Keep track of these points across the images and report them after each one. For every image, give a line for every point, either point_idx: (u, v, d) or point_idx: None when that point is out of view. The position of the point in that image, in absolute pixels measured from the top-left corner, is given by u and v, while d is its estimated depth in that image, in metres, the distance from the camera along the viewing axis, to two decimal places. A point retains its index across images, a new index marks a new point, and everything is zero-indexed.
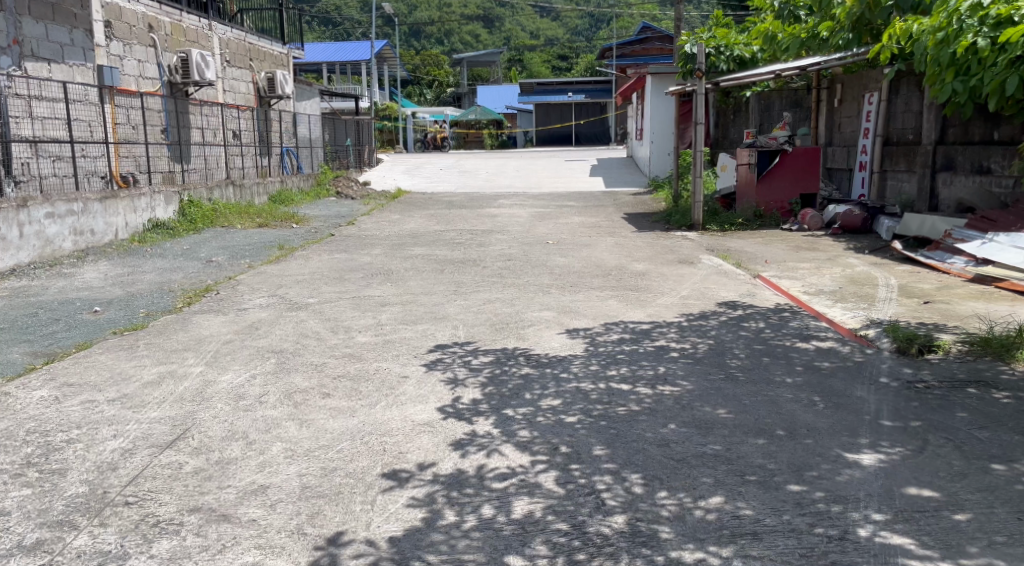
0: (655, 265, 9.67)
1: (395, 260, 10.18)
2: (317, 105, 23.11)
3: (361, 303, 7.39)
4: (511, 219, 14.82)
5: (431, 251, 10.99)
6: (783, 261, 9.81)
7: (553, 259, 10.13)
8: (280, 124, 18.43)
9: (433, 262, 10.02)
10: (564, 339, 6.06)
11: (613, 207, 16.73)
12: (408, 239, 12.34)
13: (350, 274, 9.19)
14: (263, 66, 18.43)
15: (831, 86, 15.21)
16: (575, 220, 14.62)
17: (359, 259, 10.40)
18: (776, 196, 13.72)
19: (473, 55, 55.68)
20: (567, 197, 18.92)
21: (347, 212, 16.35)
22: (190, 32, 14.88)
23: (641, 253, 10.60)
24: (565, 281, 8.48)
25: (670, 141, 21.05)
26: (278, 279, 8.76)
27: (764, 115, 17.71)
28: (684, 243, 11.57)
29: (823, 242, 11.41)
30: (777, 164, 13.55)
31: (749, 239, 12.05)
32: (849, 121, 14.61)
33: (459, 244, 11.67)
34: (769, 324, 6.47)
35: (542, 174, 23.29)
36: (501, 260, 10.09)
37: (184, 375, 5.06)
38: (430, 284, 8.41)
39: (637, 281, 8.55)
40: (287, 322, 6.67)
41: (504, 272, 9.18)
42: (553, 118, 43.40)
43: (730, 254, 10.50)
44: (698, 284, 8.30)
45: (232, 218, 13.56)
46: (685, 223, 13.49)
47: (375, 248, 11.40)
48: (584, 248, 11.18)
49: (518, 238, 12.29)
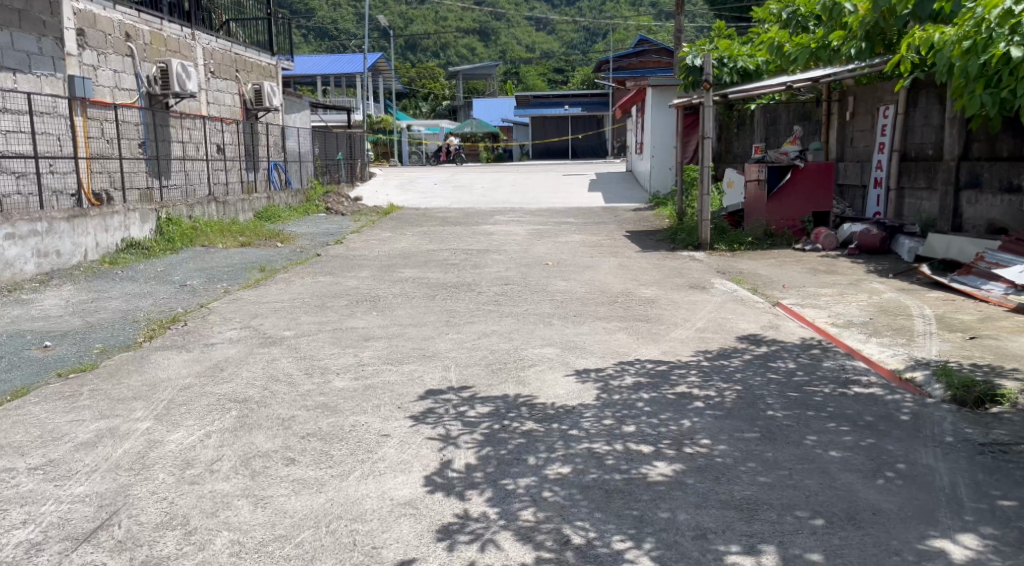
0: (665, 290, 8.95)
1: (384, 285, 9.44)
2: (307, 117, 22.37)
3: (343, 337, 6.66)
4: (507, 237, 14.09)
5: (423, 274, 10.27)
6: (803, 286, 9.10)
7: (554, 283, 9.40)
8: (267, 137, 17.72)
9: (425, 287, 9.27)
10: (572, 383, 5.33)
11: (614, 224, 16.02)
12: (399, 260, 11.62)
13: (334, 301, 8.46)
14: (250, 77, 17.70)
15: (842, 98, 14.53)
16: (576, 238, 13.89)
17: (346, 283, 9.67)
18: (787, 213, 12.98)
19: (468, 68, 55.12)
20: (566, 214, 18.21)
21: (336, 230, 15.65)
22: (171, 42, 14.16)
23: (647, 276, 9.88)
24: (568, 310, 7.76)
25: (671, 155, 20.39)
26: (254, 308, 8.02)
27: (770, 129, 17.04)
28: (693, 265, 10.86)
29: (842, 265, 10.72)
30: (789, 181, 12.84)
31: (762, 260, 11.33)
32: (862, 135, 13.93)
33: (453, 265, 10.94)
34: (802, 365, 5.77)
35: (540, 189, 22.59)
36: (498, 285, 9.36)
37: (126, 433, 4.30)
38: (420, 314, 7.69)
39: (646, 310, 7.82)
40: (257, 361, 5.92)
41: (501, 299, 8.45)
42: (550, 132, 42.86)
43: (744, 278, 9.78)
44: (714, 314, 7.58)
45: (213, 236, 12.84)
46: (691, 242, 12.77)
47: (363, 270, 10.67)
48: (586, 271, 10.45)
49: (515, 259, 11.56)
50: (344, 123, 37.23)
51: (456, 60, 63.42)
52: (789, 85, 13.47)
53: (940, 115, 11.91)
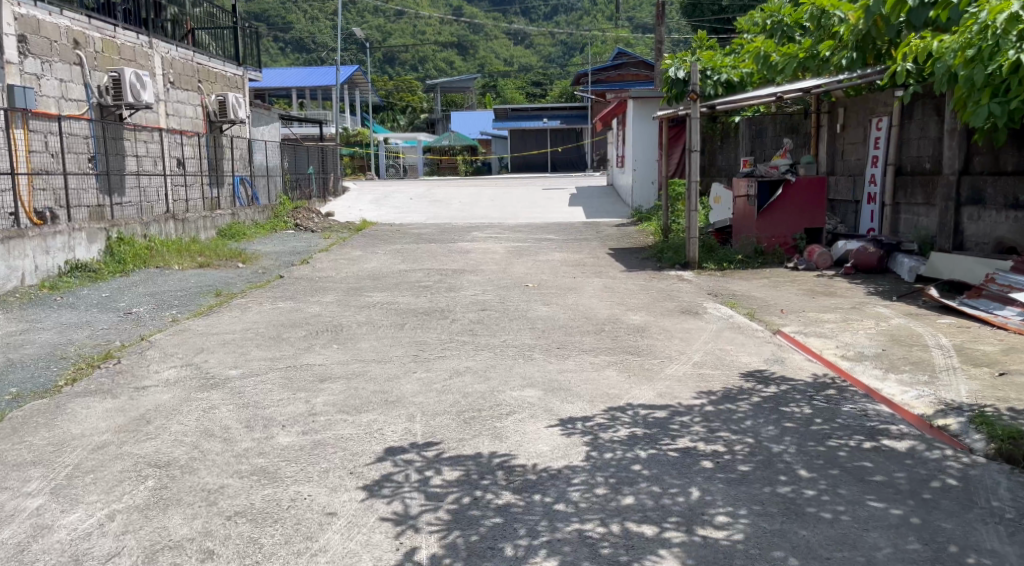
0: (656, 315, 8.26)
1: (349, 311, 8.68)
2: (276, 130, 21.52)
3: (295, 378, 5.89)
4: (485, 255, 13.36)
5: (393, 298, 9.54)
6: (803, 310, 8.44)
7: (534, 308, 8.67)
8: (231, 150, 17.09)
9: (394, 313, 8.53)
10: (557, 434, 4.60)
11: (597, 240, 15.32)
12: (369, 282, 10.87)
13: (291, 331, 7.67)
14: (214, 88, 16.90)
15: (832, 109, 13.84)
16: (556, 257, 13.18)
17: (309, 309, 8.93)
18: (779, 230, 12.27)
19: (445, 81, 54.47)
20: (546, 230, 17.49)
21: (303, 248, 14.86)
22: (126, 50, 13.37)
23: (635, 299, 9.19)
24: (550, 341, 7.05)
25: (653, 169, 19.73)
26: (201, 340, 7.21)
27: (756, 142, 16.42)
28: (682, 286, 10.17)
29: (839, 286, 10.09)
30: (780, 196, 12.16)
31: (754, 281, 10.68)
32: (852, 147, 13.23)
33: (426, 288, 10.20)
34: (818, 409, 5.09)
35: (518, 203, 21.86)
36: (474, 310, 8.64)
37: (10, 517, 3.66)
38: (386, 346, 6.92)
39: (637, 340, 7.12)
40: (194, 409, 5.15)
41: (477, 327, 7.72)
42: (529, 146, 41.91)
43: (738, 301, 9.10)
44: (711, 344, 6.89)
45: (170, 256, 12.06)
46: (678, 261, 12.06)
47: (329, 294, 9.93)
48: (568, 293, 9.73)
49: (492, 280, 10.82)
50: (318, 135, 36.39)
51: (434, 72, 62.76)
52: (779, 94, 12.77)
53: (938, 127, 11.24)
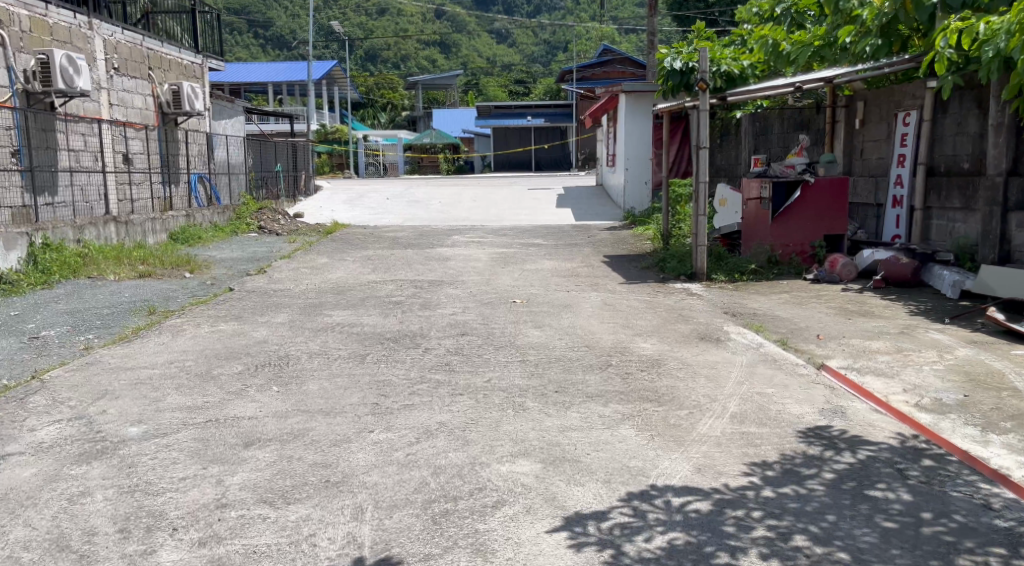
0: (671, 342, 6.88)
1: (301, 337, 7.24)
2: (242, 125, 20.02)
3: (208, 443, 4.46)
4: (466, 263, 11.96)
5: (357, 318, 8.12)
6: (844, 335, 7.08)
7: (524, 332, 7.28)
8: (187, 145, 15.65)
9: (356, 339, 7.09)
10: (565, 547, 3.37)
11: (589, 246, 13.93)
12: (330, 296, 9.44)
13: (226, 363, 6.29)
14: (168, 77, 15.47)
15: (851, 103, 12.32)
16: (546, 265, 11.83)
17: (253, 333, 7.49)
18: (796, 237, 10.83)
19: (427, 78, 52.94)
20: (532, 233, 16.13)
21: (263, 254, 13.43)
22: (59, 30, 12.04)
23: (641, 319, 7.85)
24: (547, 381, 5.67)
25: (647, 168, 18.40)
26: (109, 379, 5.84)
27: (760, 139, 15.06)
28: (694, 303, 8.81)
29: (874, 301, 8.78)
30: (798, 199, 10.73)
31: (774, 295, 9.36)
32: (874, 146, 11.73)
33: (396, 305, 8.79)
34: (921, 498, 3.72)
35: (503, 204, 20.46)
36: (452, 334, 7.23)
37: None
38: (339, 388, 5.54)
39: (654, 377, 5.75)
40: (57, 496, 3.79)
41: (454, 359, 6.31)
42: (511, 143, 40.65)
43: (763, 323, 7.72)
44: (746, 385, 5.54)
45: (105, 266, 10.84)
46: (684, 271, 10.66)
47: (282, 312, 8.49)
48: (563, 311, 8.37)
49: (472, 293, 9.47)
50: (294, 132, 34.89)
51: (416, 69, 61.15)
52: (797, 84, 11.23)
53: (979, 122, 9.81)
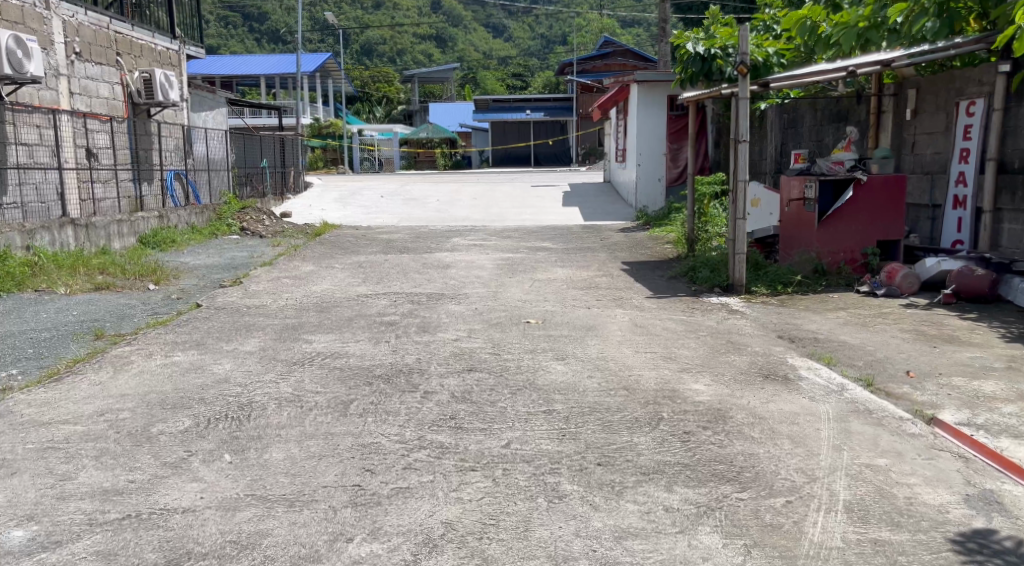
0: (728, 382, 5.56)
1: (270, 374, 5.91)
2: (224, 117, 18.63)
3: (113, 561, 3.30)
4: (469, 272, 10.62)
5: (342, 346, 6.78)
6: (940, 369, 5.78)
7: (545, 366, 5.97)
8: (159, 138, 14.44)
9: (337, 379, 5.76)
10: None
11: (605, 251, 12.58)
12: (312, 315, 8.10)
13: (170, 415, 4.96)
14: (139, 64, 14.37)
15: (900, 91, 10.85)
16: (560, 273, 10.51)
17: (215, 367, 6.16)
18: (845, 243, 9.44)
19: (423, 71, 51.45)
20: (538, 234, 14.80)
21: (242, 261, 12.10)
22: (9, 11, 10.95)
23: (684, 346, 6.55)
24: (584, 445, 4.35)
25: (660, 164, 17.00)
26: (11, 441, 4.53)
27: (789, 133, 13.71)
28: (741, 325, 7.49)
29: (952, 320, 7.50)
30: (849, 200, 9.33)
31: (829, 313, 8.08)
32: (928, 138, 10.27)
33: (389, 327, 7.46)
34: None
35: (505, 202, 19.07)
36: (457, 370, 5.89)
37: None
38: (308, 456, 4.24)
39: (722, 438, 4.43)
40: None
41: (460, 410, 4.97)
42: (510, 137, 39.36)
43: (831, 353, 6.37)
44: (846, 453, 4.21)
45: (56, 276, 9.59)
46: (719, 282, 9.29)
47: (253, 337, 7.15)
48: (588, 335, 7.06)
49: (478, 311, 8.14)
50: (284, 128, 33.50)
51: (412, 63, 59.59)
52: (848, 68, 9.76)
53: None
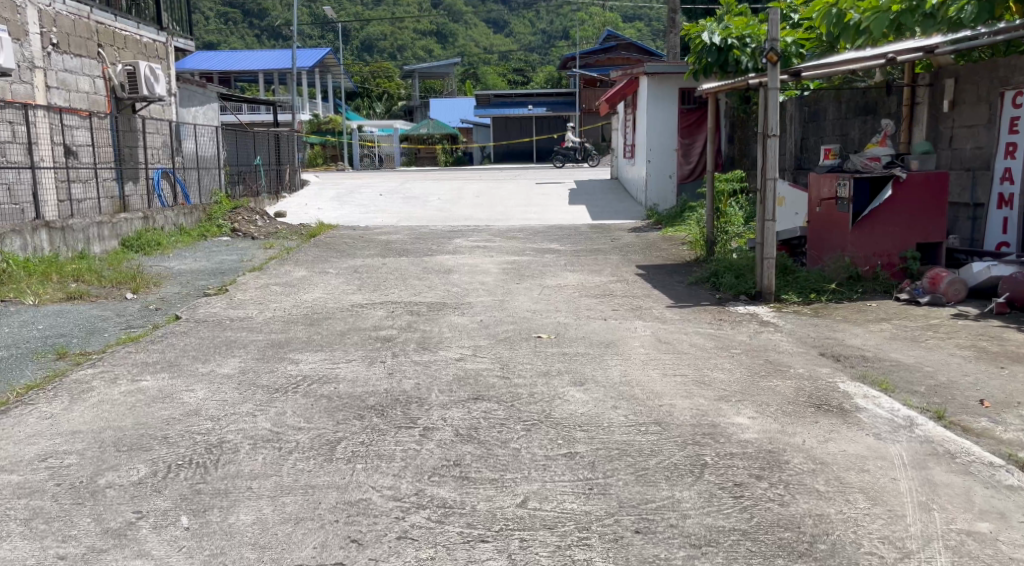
0: (774, 414, 4.81)
1: (248, 406, 5.17)
2: (216, 113, 17.88)
3: None
4: (473, 277, 9.88)
5: (332, 368, 6.03)
6: (1017, 397, 5.04)
7: (563, 395, 5.22)
8: (146, 135, 13.68)
9: (324, 411, 5.02)
10: None
11: (618, 253, 11.82)
12: (301, 330, 7.35)
13: (123, 459, 4.24)
14: (123, 56, 13.65)
15: (936, 80, 10.00)
16: (570, 279, 9.76)
17: (186, 395, 5.43)
18: (881, 246, 8.66)
19: (423, 67, 50.64)
20: (544, 235, 14.05)
21: (230, 266, 11.36)
22: None
23: (718, 368, 5.80)
24: (616, 504, 3.64)
25: (672, 160, 16.22)
26: None
27: (810, 126, 12.92)
28: (777, 340, 6.74)
29: (1009, 332, 6.76)
30: (886, 199, 8.57)
31: (870, 323, 7.34)
32: (969, 132, 9.46)
33: (385, 344, 6.72)
34: None
35: (510, 201, 18.30)
36: (462, 400, 5.14)
37: None
38: (280, 522, 3.54)
39: (781, 492, 3.70)
40: None
41: (467, 453, 4.23)
42: (512, 133, 38.60)
43: (885, 374, 5.62)
44: (938, 515, 3.51)
45: (25, 285, 8.85)
46: (744, 289, 8.53)
47: (234, 357, 6.41)
48: (608, 353, 6.30)
49: (483, 324, 7.40)
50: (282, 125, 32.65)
51: (412, 59, 58.79)
52: (889, 55, 8.94)
53: None
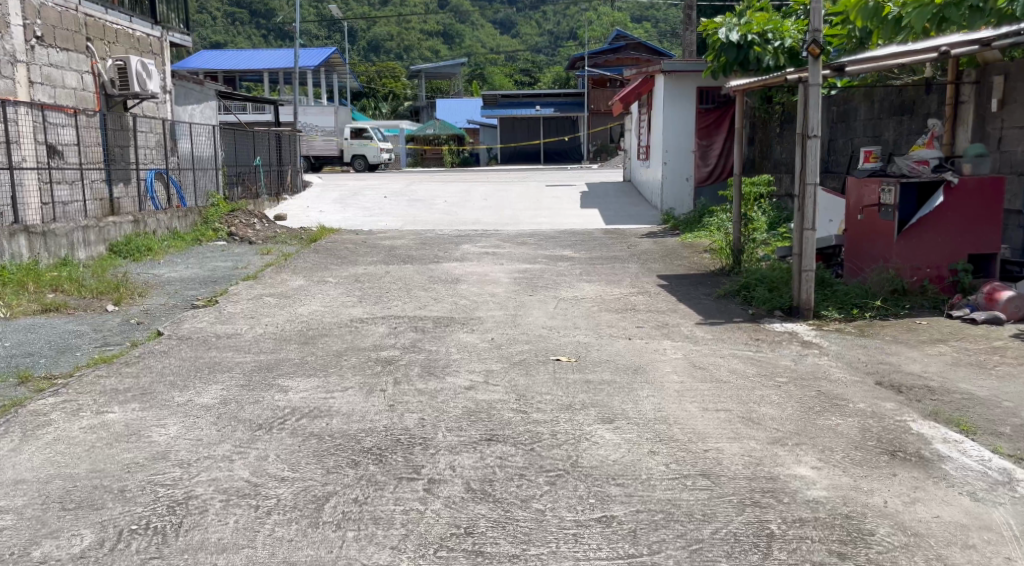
0: (842, 464, 4.07)
1: (225, 447, 4.45)
2: (214, 112, 17.21)
3: None
4: (482, 288, 9.16)
5: (326, 399, 5.31)
6: None
7: (590, 437, 4.48)
8: (138, 133, 12.98)
9: (313, 456, 4.29)
10: None
11: (636, 261, 11.08)
12: (293, 350, 6.63)
13: (70, 523, 3.55)
14: (114, 51, 12.98)
15: (983, 77, 9.15)
16: (588, 291, 9.03)
17: (155, 432, 4.71)
18: (929, 257, 7.89)
19: (430, 66, 49.92)
20: (557, 240, 13.32)
21: (222, 273, 10.64)
22: None
23: (764, 402, 5.06)
24: None
25: (689, 162, 15.46)
26: None
27: (840, 127, 12.14)
28: (825, 366, 5.99)
29: None
30: (937, 207, 7.80)
31: (924, 344, 6.59)
32: (1020, 134, 8.59)
33: (386, 368, 6.00)
34: None
35: (519, 204, 17.56)
36: (473, 442, 4.42)
37: None
38: None
39: None
40: None
41: (481, 519, 3.53)
42: (520, 134, 37.90)
43: (960, 411, 4.87)
44: None
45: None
46: (779, 304, 7.78)
47: (215, 384, 5.69)
48: (637, 381, 5.56)
49: (495, 344, 6.68)
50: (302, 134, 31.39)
51: (419, 59, 58.08)
52: (944, 47, 7.99)
53: None
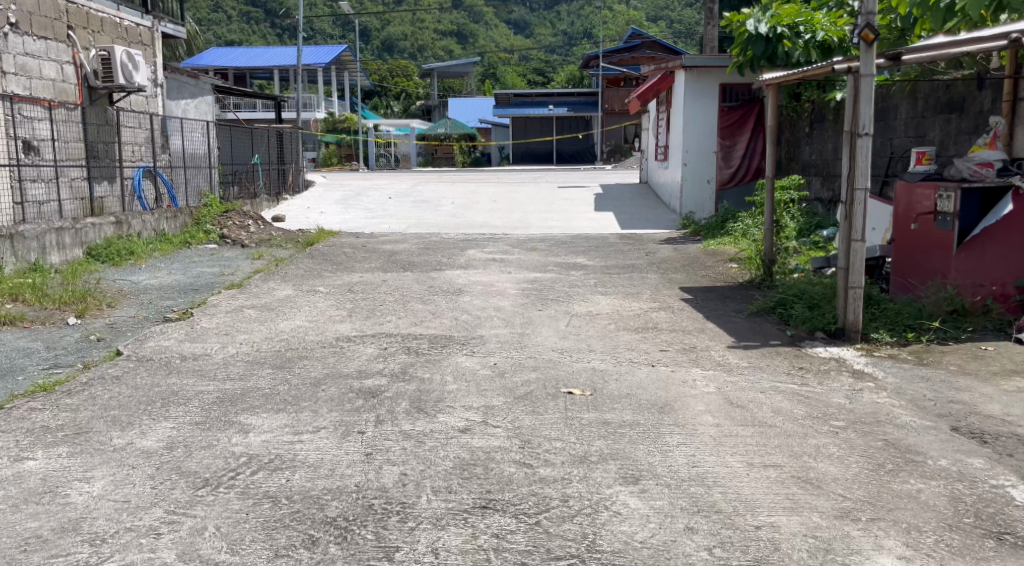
0: (935, 553, 3.23)
1: (155, 513, 3.57)
2: (208, 108, 16.36)
3: None
4: (487, 301, 8.26)
5: (292, 443, 4.43)
6: None
7: (609, 506, 3.57)
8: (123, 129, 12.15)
9: (260, 530, 3.42)
10: None
11: (656, 271, 10.15)
12: (264, 376, 5.75)
13: None
14: (99, 41, 12.16)
15: None
16: (604, 304, 8.11)
17: (74, 490, 3.84)
18: (993, 271, 6.96)
19: (442, 65, 49.12)
20: (570, 245, 12.41)
21: (205, 280, 9.76)
22: None
23: (820, 454, 4.15)
24: None
25: (712, 163, 14.50)
26: None
27: (878, 125, 11.18)
28: (886, 404, 5.08)
29: None
30: (1002, 216, 6.88)
31: (996, 376, 5.69)
32: None
33: (367, 402, 5.12)
34: None
35: (530, 206, 16.63)
36: (464, 511, 3.54)
37: None
38: None
39: None
40: None
41: None
42: (532, 134, 37.03)
43: None
44: None
45: None
46: (820, 325, 6.86)
47: (165, 421, 4.82)
48: (664, 423, 4.65)
49: (496, 370, 5.79)
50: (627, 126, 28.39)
51: (432, 58, 57.25)
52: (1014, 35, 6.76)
53: None
